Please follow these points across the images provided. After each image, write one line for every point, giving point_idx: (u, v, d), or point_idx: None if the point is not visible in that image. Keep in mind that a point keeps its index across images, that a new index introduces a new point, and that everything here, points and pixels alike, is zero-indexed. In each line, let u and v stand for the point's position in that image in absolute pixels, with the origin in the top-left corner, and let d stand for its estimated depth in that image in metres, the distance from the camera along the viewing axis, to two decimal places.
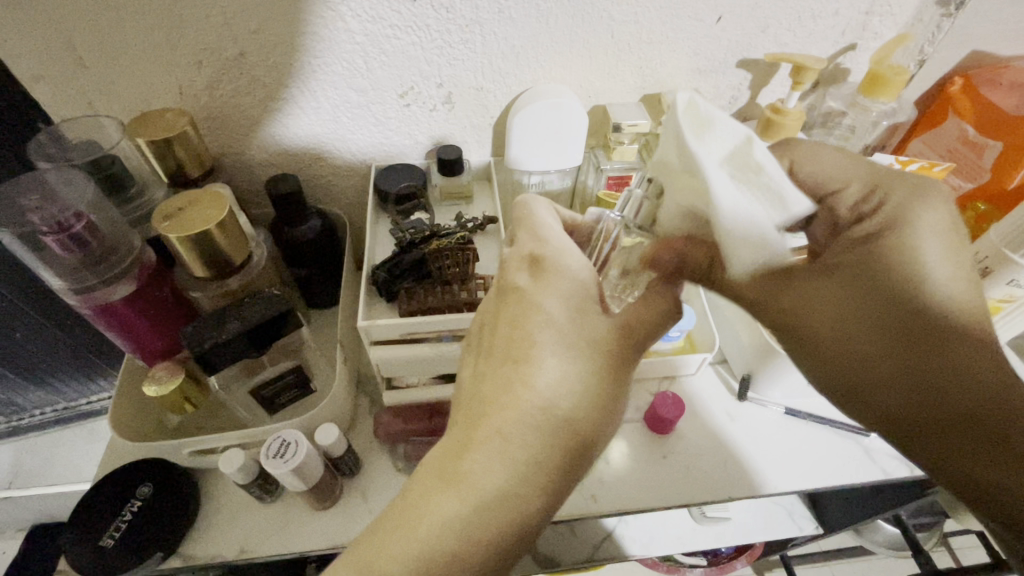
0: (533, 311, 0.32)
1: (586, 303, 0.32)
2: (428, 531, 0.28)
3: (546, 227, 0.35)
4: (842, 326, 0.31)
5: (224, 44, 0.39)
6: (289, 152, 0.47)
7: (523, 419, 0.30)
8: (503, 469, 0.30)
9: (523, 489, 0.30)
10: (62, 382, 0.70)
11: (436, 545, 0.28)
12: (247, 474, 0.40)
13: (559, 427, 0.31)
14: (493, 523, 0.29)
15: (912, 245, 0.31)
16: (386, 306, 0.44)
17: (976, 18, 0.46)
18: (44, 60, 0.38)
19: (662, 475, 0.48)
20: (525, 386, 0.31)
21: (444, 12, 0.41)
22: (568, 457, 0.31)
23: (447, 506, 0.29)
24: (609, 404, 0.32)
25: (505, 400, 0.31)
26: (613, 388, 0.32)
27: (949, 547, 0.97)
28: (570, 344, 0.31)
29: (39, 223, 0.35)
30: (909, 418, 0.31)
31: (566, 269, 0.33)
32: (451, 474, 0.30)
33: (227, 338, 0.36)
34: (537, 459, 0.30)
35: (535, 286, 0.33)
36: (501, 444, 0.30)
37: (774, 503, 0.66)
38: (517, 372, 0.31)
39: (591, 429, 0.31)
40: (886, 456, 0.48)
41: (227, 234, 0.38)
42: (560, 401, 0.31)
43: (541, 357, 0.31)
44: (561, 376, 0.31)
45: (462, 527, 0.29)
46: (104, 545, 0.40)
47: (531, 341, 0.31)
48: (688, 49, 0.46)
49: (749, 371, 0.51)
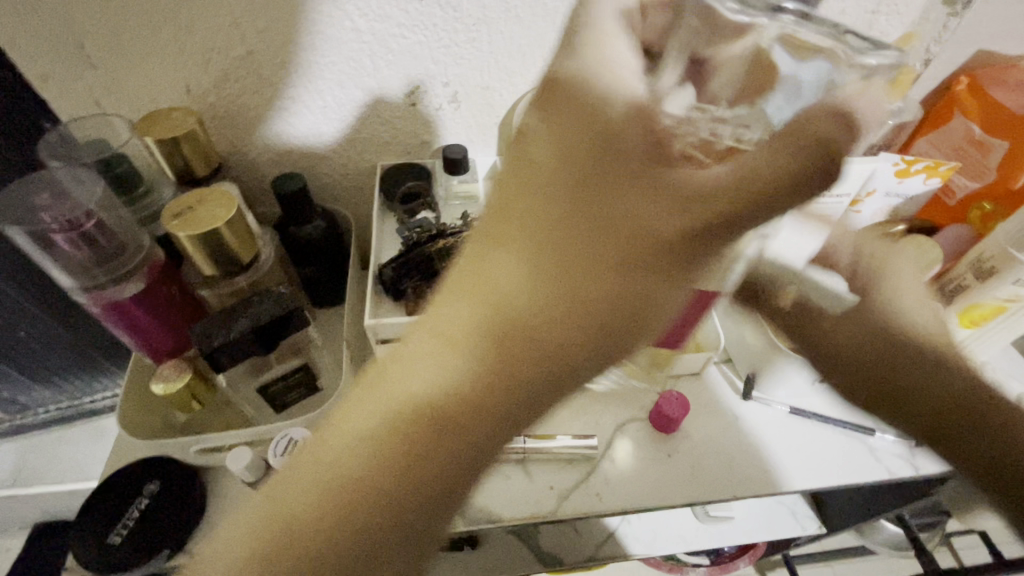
0: (527, 167, 0.28)
1: (606, 159, 0.27)
2: (366, 429, 0.28)
3: (597, 38, 0.27)
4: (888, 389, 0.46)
5: (232, 43, 0.40)
6: (295, 151, 0.48)
7: (479, 315, 0.28)
8: (447, 369, 0.28)
9: (479, 389, 0.28)
10: (66, 381, 0.70)
11: (377, 432, 0.28)
12: (254, 472, 0.41)
13: (538, 316, 0.28)
14: (410, 445, 0.28)
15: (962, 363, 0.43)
16: (393, 305, 0.44)
17: (982, 17, 0.46)
18: (52, 59, 0.38)
19: (668, 474, 0.48)
20: (501, 269, 0.28)
21: (451, 11, 0.41)
22: (544, 355, 0.29)
23: (383, 404, 0.28)
24: (619, 294, 0.29)
25: (467, 284, 0.29)
26: (594, 288, 0.28)
27: (952, 547, 0.98)
28: (569, 217, 0.28)
29: (50, 221, 0.35)
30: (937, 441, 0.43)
31: (584, 93, 0.27)
32: (394, 367, 0.29)
33: (236, 336, 0.36)
34: (483, 372, 0.28)
35: (542, 129, 0.28)
36: (460, 335, 0.28)
37: (776, 503, 0.66)
38: (496, 254, 0.28)
39: (591, 317, 0.29)
40: (891, 455, 0.49)
41: (235, 232, 0.38)
42: (521, 298, 0.28)
43: (517, 237, 0.28)
44: (549, 253, 0.28)
45: (376, 444, 0.28)
46: (111, 542, 0.41)
47: (511, 220, 0.28)
48: None
49: (754, 370, 0.51)
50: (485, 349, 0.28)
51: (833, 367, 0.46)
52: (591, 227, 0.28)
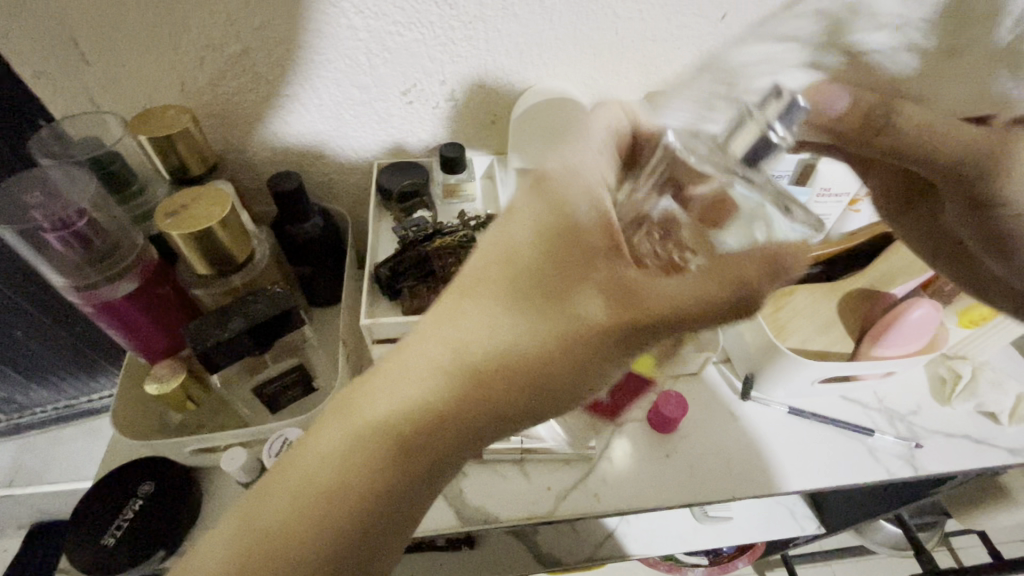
0: (501, 242, 0.28)
1: (576, 250, 0.28)
2: (308, 479, 0.27)
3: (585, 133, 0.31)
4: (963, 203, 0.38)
5: (227, 41, 0.39)
6: (292, 149, 0.47)
7: (447, 357, 0.28)
8: (407, 422, 0.28)
9: (427, 452, 0.28)
10: (63, 381, 0.70)
11: (321, 483, 0.27)
12: (249, 472, 0.40)
13: (491, 389, 0.28)
14: (375, 477, 0.28)
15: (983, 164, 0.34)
16: (390, 305, 0.44)
17: None
18: (46, 57, 0.38)
19: (666, 475, 0.47)
20: (466, 337, 0.28)
21: (448, 8, 0.41)
22: (491, 426, 0.29)
23: (336, 451, 0.28)
24: (564, 375, 0.29)
25: (437, 327, 0.28)
26: (557, 349, 0.28)
27: (951, 546, 0.98)
28: (536, 296, 0.28)
29: (42, 220, 0.35)
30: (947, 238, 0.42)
31: (564, 190, 0.28)
32: (352, 415, 0.28)
33: (231, 335, 0.36)
34: (447, 416, 0.28)
35: (524, 196, 0.28)
36: (421, 398, 0.28)
37: (775, 503, 0.66)
38: (464, 320, 0.28)
39: (534, 398, 0.30)
40: (890, 455, 0.48)
41: (229, 230, 0.37)
42: (490, 345, 0.28)
43: (490, 290, 0.28)
44: (512, 330, 0.28)
45: (340, 467, 0.27)
46: (106, 543, 0.41)
47: (484, 269, 0.28)
48: (693, 46, 0.46)
49: (753, 370, 0.51)
50: (449, 397, 0.28)
51: (831, 366, 0.46)
52: (556, 301, 0.28)
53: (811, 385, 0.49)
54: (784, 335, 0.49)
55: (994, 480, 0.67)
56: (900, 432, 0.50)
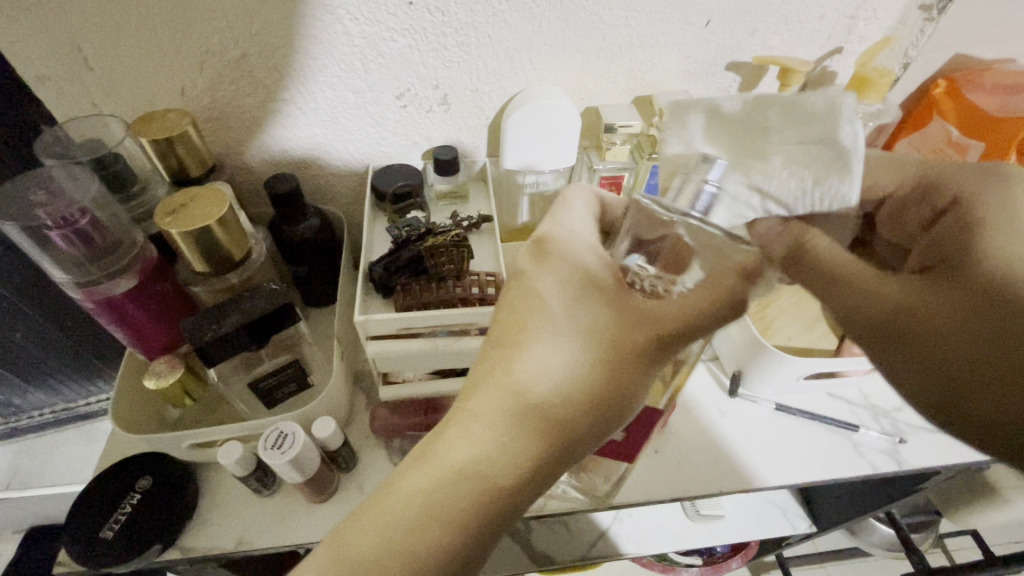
0: (532, 295, 0.32)
1: (592, 293, 0.32)
2: (395, 518, 0.29)
3: (569, 211, 0.35)
4: (927, 304, 0.33)
5: (226, 46, 0.41)
6: (290, 153, 0.49)
7: (510, 401, 0.30)
8: (484, 455, 0.30)
9: (497, 487, 0.30)
10: (60, 383, 0.71)
11: (405, 519, 0.29)
12: (245, 466, 0.41)
13: (540, 420, 0.30)
14: (461, 509, 0.29)
15: (1003, 210, 0.33)
16: (383, 303, 0.45)
17: (955, 23, 0.48)
18: (50, 62, 0.39)
19: (656, 469, 0.48)
20: (515, 373, 0.31)
21: (440, 15, 0.42)
22: (543, 455, 0.31)
23: (421, 490, 0.30)
24: (599, 398, 0.31)
25: (494, 379, 0.31)
26: (609, 375, 0.31)
27: (946, 548, 0.99)
28: (570, 330, 0.31)
29: (47, 218, 0.36)
30: (957, 394, 0.32)
31: (572, 252, 0.33)
32: (429, 457, 0.30)
33: (227, 330, 0.37)
34: (521, 447, 0.30)
35: (538, 270, 0.33)
36: (485, 433, 0.30)
37: (768, 501, 0.67)
38: (507, 358, 0.31)
39: (577, 427, 0.31)
40: (874, 450, 0.49)
41: (227, 229, 0.38)
42: (545, 384, 0.31)
43: (537, 340, 0.31)
44: (555, 361, 0.31)
45: (427, 503, 0.29)
46: (104, 537, 0.41)
47: (529, 328, 0.31)
48: (678, 52, 0.48)
49: (740, 368, 0.52)
50: (518, 435, 0.30)
51: (813, 363, 0.47)
52: (592, 333, 0.31)
53: (795, 381, 0.50)
54: (769, 333, 0.50)
55: (981, 478, 0.68)
56: (885, 428, 0.51)
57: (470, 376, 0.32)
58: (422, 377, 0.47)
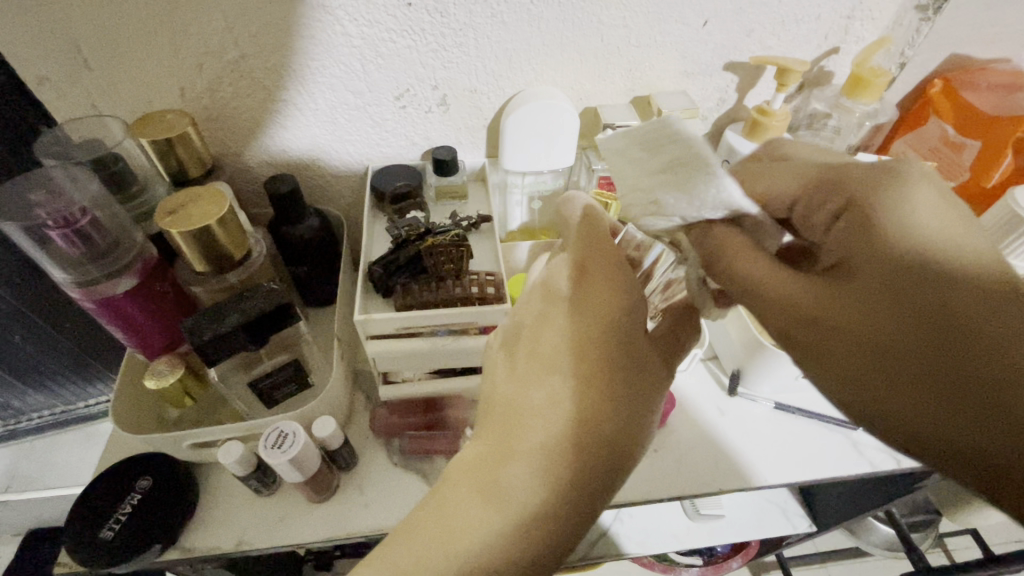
0: (575, 319, 0.31)
1: (630, 315, 0.31)
2: (463, 549, 0.28)
3: (592, 231, 0.33)
4: (836, 307, 0.27)
5: (225, 48, 0.41)
6: (289, 154, 0.49)
7: (563, 431, 0.29)
8: (544, 486, 0.29)
9: (562, 519, 0.29)
10: (59, 385, 0.71)
11: (470, 556, 0.28)
12: (244, 466, 0.41)
13: (595, 445, 0.29)
14: (527, 541, 0.28)
15: (900, 208, 0.28)
16: (383, 302, 0.45)
17: (950, 23, 0.48)
18: (50, 63, 0.39)
19: (656, 467, 0.48)
20: (563, 403, 0.30)
21: (439, 16, 0.42)
22: (598, 482, 0.29)
23: (487, 522, 0.28)
24: (644, 414, 0.31)
25: (545, 410, 0.30)
26: (649, 396, 0.31)
27: (945, 547, 0.99)
28: (614, 355, 0.30)
29: (46, 217, 0.36)
30: (908, 421, 0.26)
31: (613, 278, 0.31)
32: (490, 488, 0.29)
33: (227, 329, 0.37)
34: (578, 474, 0.29)
35: (578, 293, 0.32)
36: (544, 463, 0.29)
37: (768, 500, 0.67)
38: (556, 383, 0.30)
39: (626, 446, 0.30)
40: (875, 449, 0.50)
41: (227, 230, 0.39)
42: (593, 409, 0.30)
43: (579, 366, 0.30)
44: (596, 387, 0.30)
45: (494, 539, 0.28)
46: (103, 537, 0.41)
47: (572, 351, 0.31)
48: (675, 52, 0.48)
49: (739, 366, 0.52)
50: (573, 462, 0.29)
51: None
52: (633, 358, 0.31)
53: (795, 380, 0.50)
54: None
55: None
56: None
57: (512, 403, 0.31)
58: (422, 376, 0.47)
